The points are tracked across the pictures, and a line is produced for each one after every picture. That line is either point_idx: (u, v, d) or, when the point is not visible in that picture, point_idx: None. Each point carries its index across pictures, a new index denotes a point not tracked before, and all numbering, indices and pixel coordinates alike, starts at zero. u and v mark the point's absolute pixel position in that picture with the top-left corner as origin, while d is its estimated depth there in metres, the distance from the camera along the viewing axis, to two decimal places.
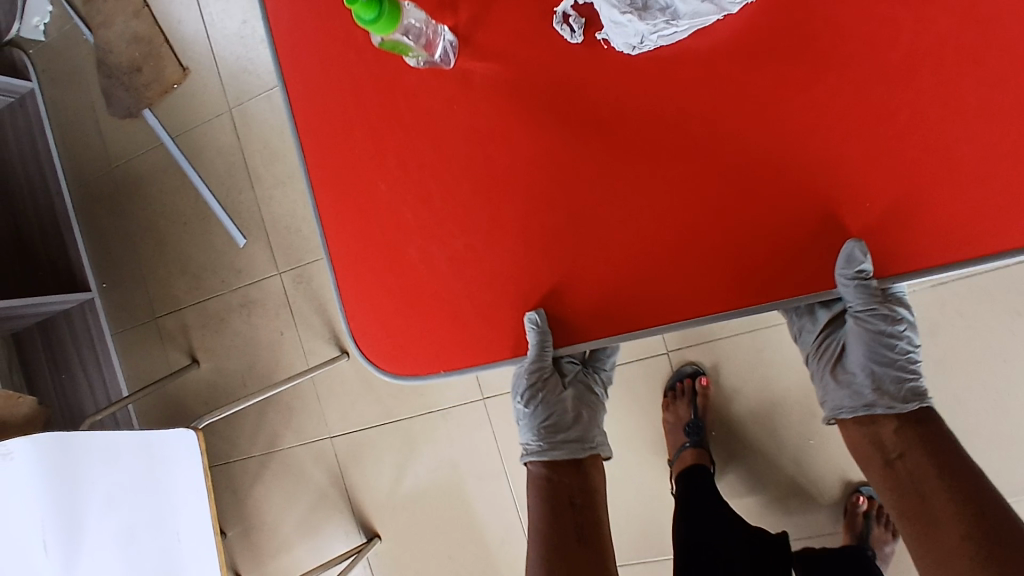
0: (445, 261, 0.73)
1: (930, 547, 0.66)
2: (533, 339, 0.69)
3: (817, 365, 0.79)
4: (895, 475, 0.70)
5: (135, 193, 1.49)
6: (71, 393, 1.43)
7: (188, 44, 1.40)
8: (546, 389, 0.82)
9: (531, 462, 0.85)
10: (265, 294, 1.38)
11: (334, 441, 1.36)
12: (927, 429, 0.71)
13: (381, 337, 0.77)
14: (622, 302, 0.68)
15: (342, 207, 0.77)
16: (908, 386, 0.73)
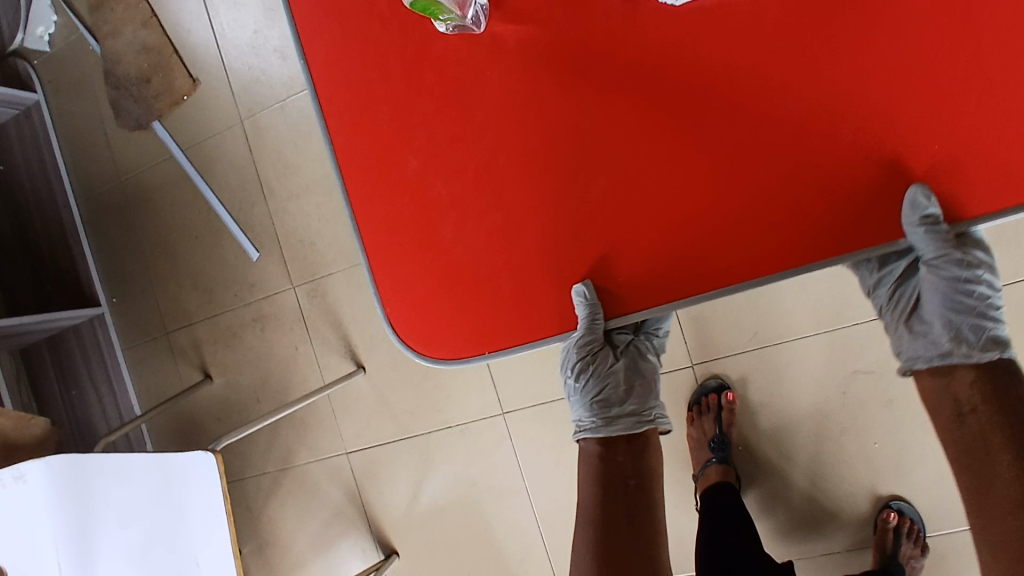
0: (483, 235, 0.68)
1: (984, 509, 0.65)
2: (582, 314, 0.64)
3: (891, 317, 0.72)
4: (965, 429, 0.67)
5: (144, 205, 1.47)
6: (79, 407, 1.40)
7: (199, 54, 1.39)
8: (597, 362, 0.78)
9: (586, 438, 0.82)
10: (279, 309, 1.36)
11: (350, 457, 1.34)
12: (1005, 381, 0.66)
13: (415, 317, 0.72)
14: (674, 268, 0.63)
15: (367, 189, 0.72)
16: (987, 334, 0.66)
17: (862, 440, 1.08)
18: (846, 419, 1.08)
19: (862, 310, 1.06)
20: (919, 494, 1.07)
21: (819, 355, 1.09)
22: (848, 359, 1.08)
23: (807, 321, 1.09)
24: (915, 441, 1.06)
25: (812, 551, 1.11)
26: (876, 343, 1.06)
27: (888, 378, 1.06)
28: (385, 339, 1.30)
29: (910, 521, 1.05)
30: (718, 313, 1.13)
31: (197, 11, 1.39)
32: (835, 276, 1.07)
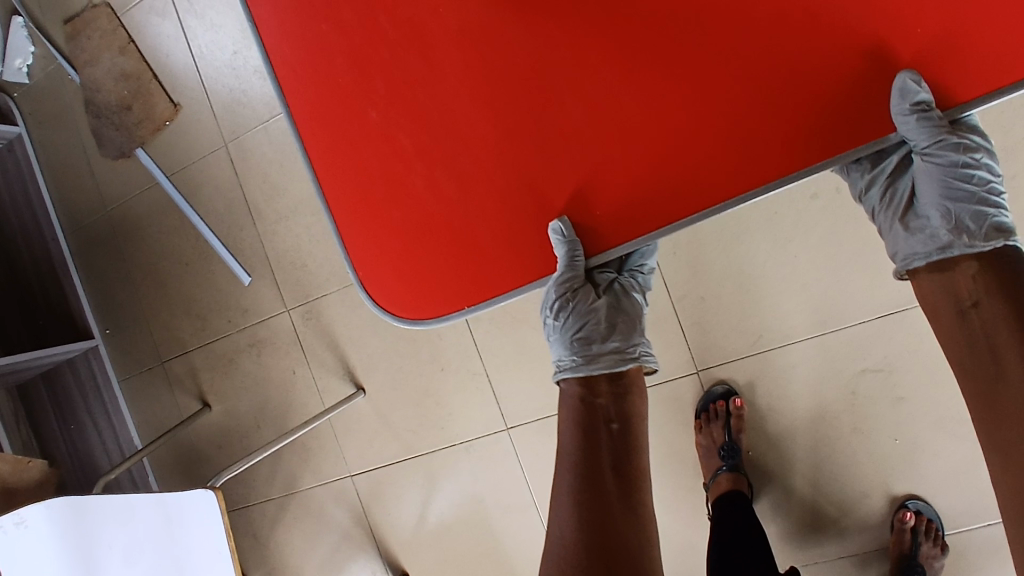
0: (454, 182, 0.66)
1: (993, 409, 0.62)
2: (561, 253, 0.61)
3: (884, 219, 0.71)
4: (969, 326, 0.64)
5: (133, 234, 1.44)
6: (79, 441, 1.38)
7: (178, 78, 1.36)
8: (578, 297, 0.75)
9: (566, 378, 0.79)
10: (274, 333, 1.34)
11: (355, 480, 1.32)
12: (1009, 269, 0.63)
13: (391, 278, 0.70)
14: (653, 195, 0.60)
15: (329, 148, 0.69)
16: (989, 223, 0.65)
17: (875, 438, 1.06)
18: (857, 418, 1.06)
19: (866, 307, 1.04)
20: (935, 492, 1.04)
21: (825, 354, 1.06)
22: (856, 358, 1.05)
23: (811, 321, 1.06)
24: (928, 437, 1.04)
25: (829, 553, 1.09)
26: (883, 339, 1.04)
27: (897, 375, 1.04)
28: (384, 358, 1.28)
29: (928, 519, 1.02)
30: (719, 318, 1.10)
31: (173, 33, 1.36)
32: (837, 274, 1.05)
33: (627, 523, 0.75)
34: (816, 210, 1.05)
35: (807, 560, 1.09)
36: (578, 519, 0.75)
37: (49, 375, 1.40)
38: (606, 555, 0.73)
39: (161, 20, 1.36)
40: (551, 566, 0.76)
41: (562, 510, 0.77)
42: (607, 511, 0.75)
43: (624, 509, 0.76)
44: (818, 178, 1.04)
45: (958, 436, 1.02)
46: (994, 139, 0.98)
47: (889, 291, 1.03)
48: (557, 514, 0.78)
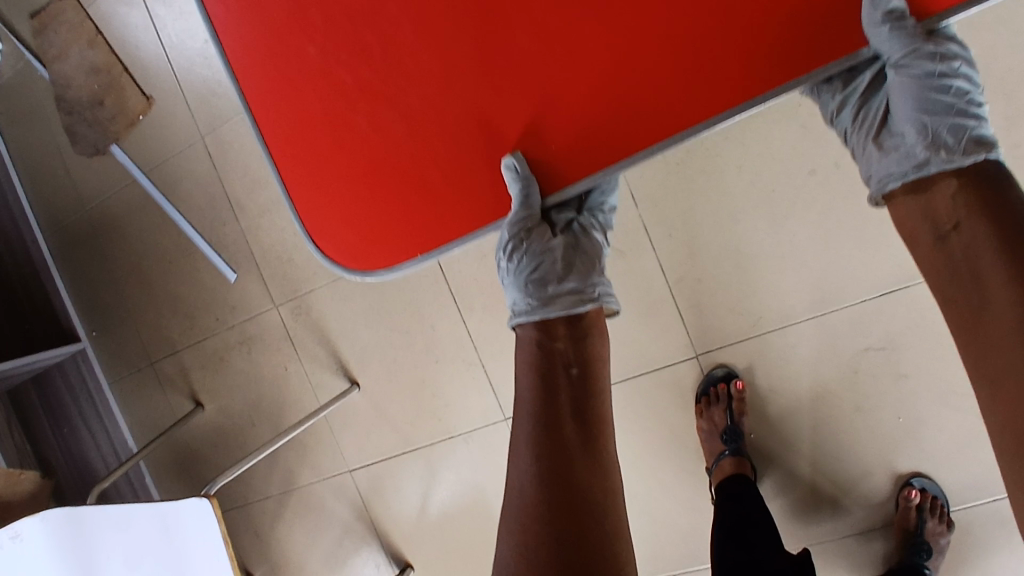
0: (398, 120, 0.64)
1: (979, 337, 0.54)
2: (517, 190, 0.62)
3: (858, 140, 0.67)
4: (949, 249, 0.57)
5: (114, 233, 1.41)
6: (74, 445, 1.35)
7: (150, 71, 1.31)
8: (530, 237, 0.71)
9: (522, 323, 0.74)
10: (264, 329, 1.31)
11: (354, 474, 1.29)
12: (991, 185, 0.57)
13: (338, 227, 0.68)
14: (605, 126, 0.59)
15: (268, 89, 0.68)
16: (969, 135, 0.59)
17: (880, 417, 1.03)
18: (860, 397, 1.04)
19: (867, 284, 1.01)
20: (940, 469, 1.02)
21: (827, 333, 1.04)
22: (857, 337, 1.03)
23: (811, 300, 1.04)
24: (933, 414, 1.01)
25: (835, 533, 1.07)
26: (885, 316, 1.01)
27: (900, 352, 1.01)
28: (377, 350, 1.25)
29: (933, 497, 1.01)
30: (717, 299, 1.07)
31: (142, 24, 1.31)
32: (838, 250, 1.02)
33: (588, 473, 0.69)
34: (814, 186, 1.01)
35: (812, 540, 1.08)
36: (537, 472, 0.69)
37: (39, 381, 1.36)
38: (566, 508, 0.67)
39: (130, 10, 1.32)
40: (509, 527, 0.70)
41: (521, 464, 0.70)
42: (567, 462, 0.69)
43: (585, 458, 0.70)
44: (815, 154, 1.00)
45: (964, 412, 1.00)
46: (997, 107, 0.94)
47: (890, 268, 1.00)
48: (516, 470, 0.71)
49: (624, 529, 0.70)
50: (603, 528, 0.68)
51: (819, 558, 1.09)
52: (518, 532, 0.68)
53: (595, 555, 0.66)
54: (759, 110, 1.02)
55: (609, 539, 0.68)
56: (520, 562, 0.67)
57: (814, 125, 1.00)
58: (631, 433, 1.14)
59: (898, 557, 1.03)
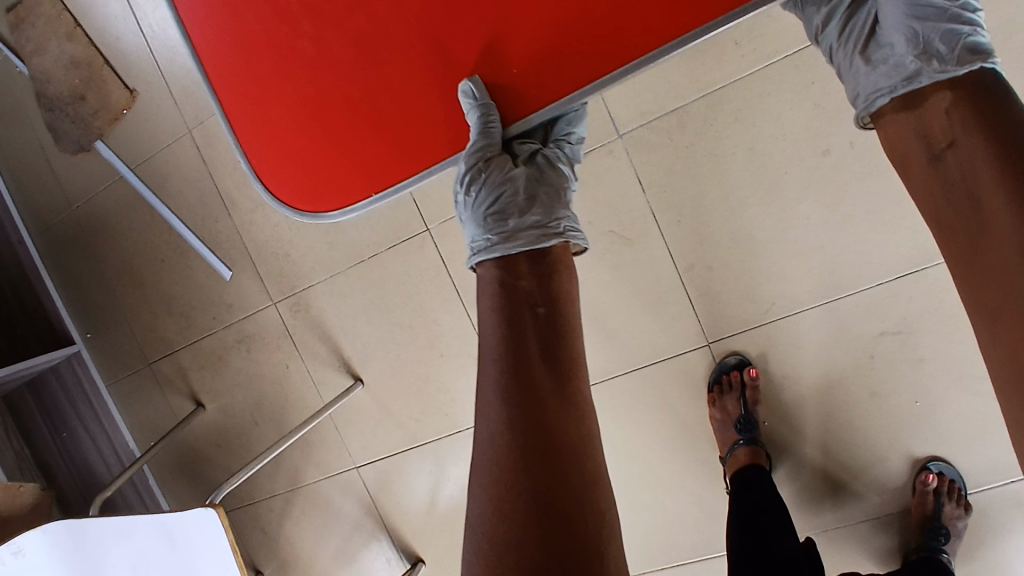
0: (347, 47, 0.63)
1: (975, 263, 0.53)
2: (476, 118, 0.60)
3: (845, 57, 0.67)
4: (945, 169, 0.57)
5: (102, 232, 1.37)
6: (75, 449, 1.34)
7: (132, 63, 1.26)
8: (490, 168, 0.70)
9: (482, 259, 0.73)
10: (262, 327, 1.28)
11: (360, 471, 1.27)
12: (987, 96, 0.56)
13: (286, 164, 0.67)
14: (569, 52, 0.58)
15: (206, 14, 0.65)
16: (961, 45, 0.59)
17: (897, 401, 1.01)
18: (877, 382, 1.02)
19: (882, 268, 0.98)
20: (958, 452, 1.01)
21: (840, 319, 1.01)
22: (873, 321, 1.00)
23: (824, 284, 1.01)
24: (952, 398, 0.99)
25: (850, 518, 1.06)
26: (901, 300, 0.99)
27: (917, 336, 0.99)
28: (379, 346, 1.21)
29: (950, 481, 0.99)
30: (728, 287, 1.04)
31: (122, 14, 1.26)
32: (852, 233, 0.99)
33: (561, 416, 0.68)
34: (827, 167, 0.98)
35: (824, 521, 1.07)
36: (506, 417, 0.67)
37: (35, 388, 1.33)
38: (540, 451, 0.65)
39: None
40: (483, 476, 0.68)
41: (490, 410, 0.68)
42: (539, 404, 0.67)
43: (558, 399, 0.68)
44: (829, 134, 0.97)
45: (983, 395, 0.98)
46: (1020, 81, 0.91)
47: (907, 250, 0.97)
48: (484, 416, 0.69)
49: (602, 472, 0.69)
50: (580, 471, 0.66)
51: (831, 544, 1.07)
52: (491, 480, 0.67)
53: (572, 500, 0.64)
54: (770, 90, 0.98)
55: (586, 483, 0.66)
56: (496, 509, 0.65)
57: (829, 104, 0.96)
58: (642, 424, 1.11)
59: (915, 540, 1.02)
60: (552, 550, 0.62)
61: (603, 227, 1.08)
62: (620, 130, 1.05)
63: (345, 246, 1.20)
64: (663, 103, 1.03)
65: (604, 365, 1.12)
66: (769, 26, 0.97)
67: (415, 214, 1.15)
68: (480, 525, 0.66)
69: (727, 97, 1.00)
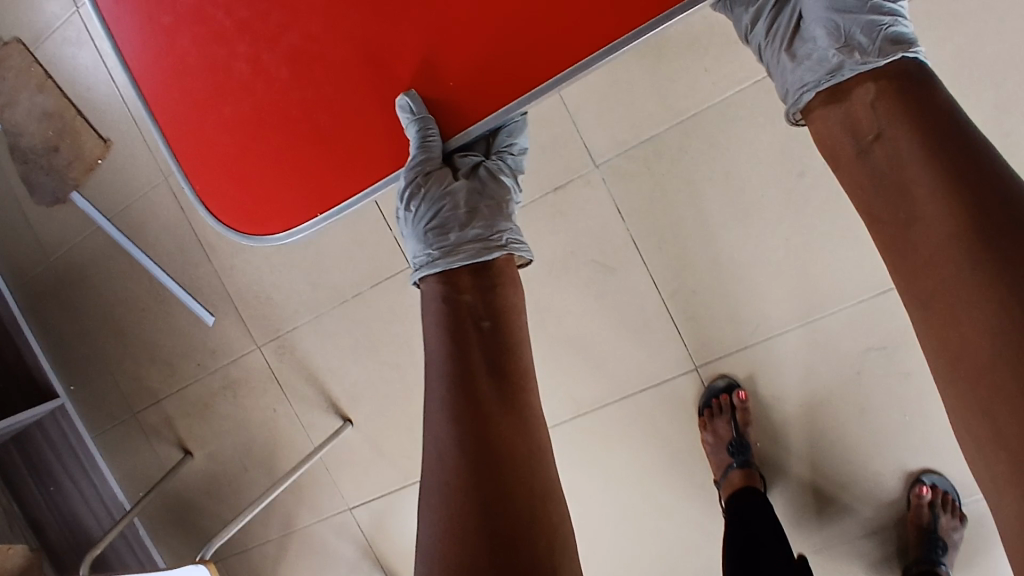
0: (284, 65, 0.63)
1: (906, 252, 0.56)
2: (415, 131, 0.61)
3: (774, 54, 0.71)
4: (873, 161, 0.59)
5: (81, 283, 1.35)
6: (63, 502, 1.31)
7: (104, 112, 1.25)
8: (429, 182, 0.69)
9: (426, 275, 0.72)
10: (248, 372, 1.26)
11: (354, 512, 1.25)
12: (909, 87, 0.59)
13: (230, 187, 0.67)
14: (505, 62, 0.60)
15: (142, 41, 0.66)
16: (882, 36, 0.63)
17: (886, 416, 1.01)
18: (866, 399, 1.02)
19: (863, 284, 0.99)
20: (950, 464, 1.01)
21: (825, 337, 1.02)
22: (857, 338, 1.01)
23: (806, 302, 1.01)
24: (941, 410, 1.00)
25: (844, 535, 1.06)
26: (884, 315, 0.99)
27: (901, 350, 0.99)
28: (367, 386, 1.20)
29: (943, 492, 1.00)
30: (712, 310, 1.05)
31: (91, 62, 1.24)
32: (831, 250, 0.99)
33: (510, 431, 0.66)
34: (801, 188, 0.99)
35: (817, 536, 1.07)
36: (452, 434, 0.65)
37: (22, 445, 1.31)
38: (488, 467, 0.63)
39: (78, 49, 1.25)
40: (431, 498, 0.65)
41: (437, 427, 0.66)
42: (485, 420, 0.65)
43: (504, 413, 0.67)
44: (802, 155, 0.98)
45: None
46: (987, 94, 0.93)
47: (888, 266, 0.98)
48: (430, 435, 0.67)
49: (555, 487, 0.68)
50: (530, 487, 0.65)
51: (828, 562, 1.07)
52: (440, 501, 0.64)
53: (518, 521, 0.62)
54: (742, 114, 0.99)
55: (536, 499, 0.65)
56: (446, 533, 0.62)
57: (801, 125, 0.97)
58: (635, 452, 1.11)
59: (912, 554, 1.01)
60: (503, 571, 0.59)
61: (585, 256, 1.08)
62: (596, 160, 1.05)
63: (328, 287, 1.19)
64: (636, 132, 1.03)
65: (593, 394, 1.11)
66: (738, 53, 0.98)
67: (396, 252, 1.14)
68: (428, 549, 0.63)
69: (700, 124, 1.01)
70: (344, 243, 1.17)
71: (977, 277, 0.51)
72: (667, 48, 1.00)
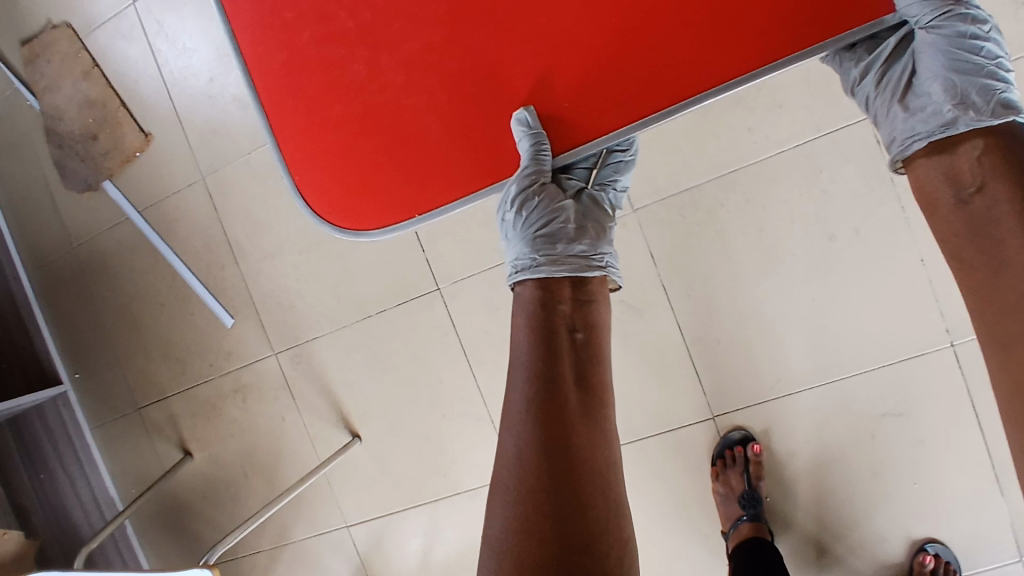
0: (401, 70, 0.65)
1: (994, 299, 0.57)
2: (527, 145, 0.62)
3: (880, 103, 0.70)
4: (970, 211, 0.60)
5: (101, 274, 1.35)
6: (53, 493, 1.27)
7: (149, 107, 1.26)
8: (544, 192, 0.72)
9: (526, 278, 0.74)
10: (261, 377, 1.26)
11: (352, 530, 1.23)
12: (1017, 149, 0.59)
13: (329, 182, 0.68)
14: (618, 90, 0.62)
15: (259, 34, 0.67)
16: (996, 98, 0.62)
17: (897, 481, 1.02)
18: (879, 463, 1.03)
19: (887, 351, 1.01)
20: (956, 536, 1.01)
21: (843, 398, 1.03)
22: (874, 402, 1.02)
23: (826, 363, 1.03)
24: (949, 479, 1.01)
25: None
26: (904, 383, 1.01)
27: (916, 418, 1.01)
28: (381, 403, 1.20)
29: (947, 562, 0.99)
30: (734, 362, 1.06)
31: (141, 57, 1.25)
32: (858, 315, 1.02)
33: (590, 440, 0.69)
34: (833, 252, 1.01)
35: None
36: (537, 436, 0.67)
37: (20, 435, 1.27)
38: (568, 475, 0.66)
39: (129, 44, 1.26)
40: (506, 493, 0.68)
41: (516, 426, 0.69)
42: (569, 424, 0.68)
43: (587, 425, 0.70)
44: (835, 219, 1.01)
45: (980, 482, 1.00)
46: None
47: (911, 337, 1.00)
48: (511, 430, 0.69)
49: (622, 499, 0.71)
50: (604, 499, 0.68)
51: None
52: (515, 498, 0.66)
53: (591, 525, 0.66)
54: (782, 174, 1.02)
55: (609, 508, 0.68)
56: (519, 529, 0.65)
57: (836, 191, 1.00)
58: (643, 495, 1.11)
59: None
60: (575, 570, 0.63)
61: (614, 295, 1.10)
62: (635, 205, 1.08)
63: (353, 300, 1.19)
64: (677, 181, 1.06)
65: None
66: (782, 116, 1.01)
67: (426, 272, 1.15)
68: (501, 542, 0.66)
69: (741, 179, 1.04)
70: (374, 259, 1.17)
71: None
72: (713, 103, 1.04)
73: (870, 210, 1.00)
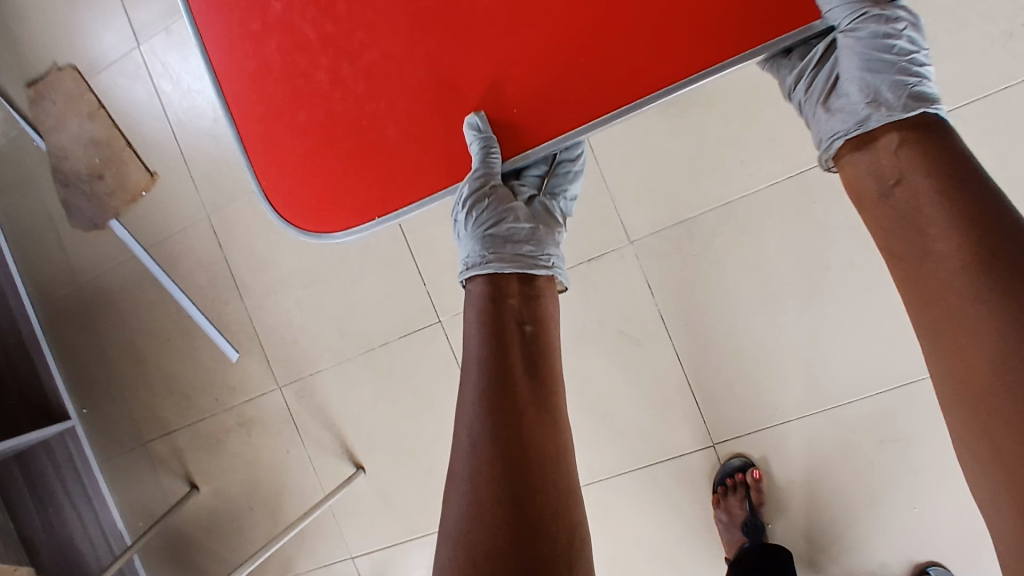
0: (361, 79, 0.69)
1: (925, 284, 0.57)
2: (477, 149, 0.66)
3: (807, 105, 0.71)
4: (894, 205, 0.60)
5: (107, 309, 1.37)
6: (59, 525, 1.30)
7: (154, 145, 1.28)
8: (493, 194, 0.73)
9: (475, 275, 0.75)
10: (265, 411, 1.27)
11: (356, 561, 1.24)
12: (933, 137, 0.60)
13: (293, 185, 0.72)
14: (574, 98, 0.64)
15: (228, 44, 0.71)
16: (908, 91, 0.63)
17: (897, 507, 1.03)
18: (878, 489, 1.03)
19: (882, 377, 1.02)
20: (957, 563, 1.01)
21: (841, 424, 1.04)
22: (873, 430, 1.03)
23: (822, 389, 1.04)
24: (947, 504, 1.01)
25: None
26: (900, 410, 1.02)
27: (914, 445, 1.02)
28: (384, 435, 1.21)
29: None
30: (732, 391, 1.08)
31: (146, 98, 1.28)
32: (853, 342, 1.03)
33: (540, 428, 0.69)
34: (827, 282, 1.03)
35: None
36: (487, 427, 0.67)
37: (26, 470, 1.29)
38: (518, 460, 0.65)
39: (133, 84, 1.29)
40: (459, 484, 0.67)
41: (467, 417, 0.68)
42: (519, 413, 0.68)
43: (537, 413, 0.69)
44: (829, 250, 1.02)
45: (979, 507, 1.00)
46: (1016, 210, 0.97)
47: (906, 364, 1.01)
48: (461, 423, 0.69)
49: (574, 486, 0.70)
50: (555, 484, 0.67)
51: None
52: (468, 488, 0.65)
53: (542, 511, 0.65)
54: (775, 206, 1.04)
55: (560, 494, 0.67)
56: (472, 518, 0.64)
57: (829, 223, 1.02)
58: (646, 524, 1.12)
59: None
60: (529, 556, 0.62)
61: (612, 327, 1.12)
62: (631, 237, 1.09)
63: (355, 334, 1.21)
64: (672, 214, 1.08)
65: (610, 463, 1.13)
66: (774, 149, 1.03)
67: (427, 306, 1.16)
68: (455, 535, 0.64)
69: (736, 211, 1.05)
70: (376, 293, 1.19)
71: (991, 314, 0.51)
72: (705, 137, 1.06)
73: (862, 240, 1.01)
